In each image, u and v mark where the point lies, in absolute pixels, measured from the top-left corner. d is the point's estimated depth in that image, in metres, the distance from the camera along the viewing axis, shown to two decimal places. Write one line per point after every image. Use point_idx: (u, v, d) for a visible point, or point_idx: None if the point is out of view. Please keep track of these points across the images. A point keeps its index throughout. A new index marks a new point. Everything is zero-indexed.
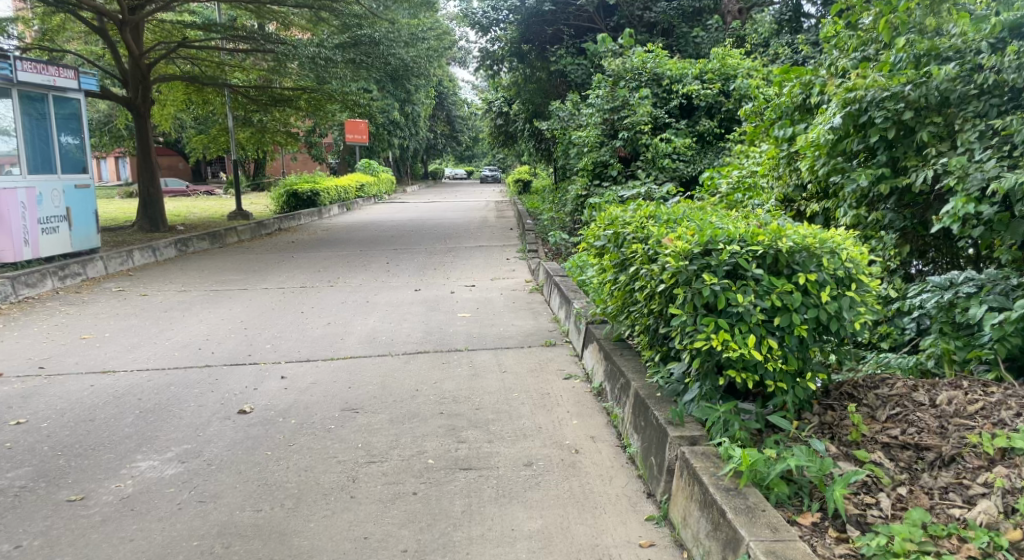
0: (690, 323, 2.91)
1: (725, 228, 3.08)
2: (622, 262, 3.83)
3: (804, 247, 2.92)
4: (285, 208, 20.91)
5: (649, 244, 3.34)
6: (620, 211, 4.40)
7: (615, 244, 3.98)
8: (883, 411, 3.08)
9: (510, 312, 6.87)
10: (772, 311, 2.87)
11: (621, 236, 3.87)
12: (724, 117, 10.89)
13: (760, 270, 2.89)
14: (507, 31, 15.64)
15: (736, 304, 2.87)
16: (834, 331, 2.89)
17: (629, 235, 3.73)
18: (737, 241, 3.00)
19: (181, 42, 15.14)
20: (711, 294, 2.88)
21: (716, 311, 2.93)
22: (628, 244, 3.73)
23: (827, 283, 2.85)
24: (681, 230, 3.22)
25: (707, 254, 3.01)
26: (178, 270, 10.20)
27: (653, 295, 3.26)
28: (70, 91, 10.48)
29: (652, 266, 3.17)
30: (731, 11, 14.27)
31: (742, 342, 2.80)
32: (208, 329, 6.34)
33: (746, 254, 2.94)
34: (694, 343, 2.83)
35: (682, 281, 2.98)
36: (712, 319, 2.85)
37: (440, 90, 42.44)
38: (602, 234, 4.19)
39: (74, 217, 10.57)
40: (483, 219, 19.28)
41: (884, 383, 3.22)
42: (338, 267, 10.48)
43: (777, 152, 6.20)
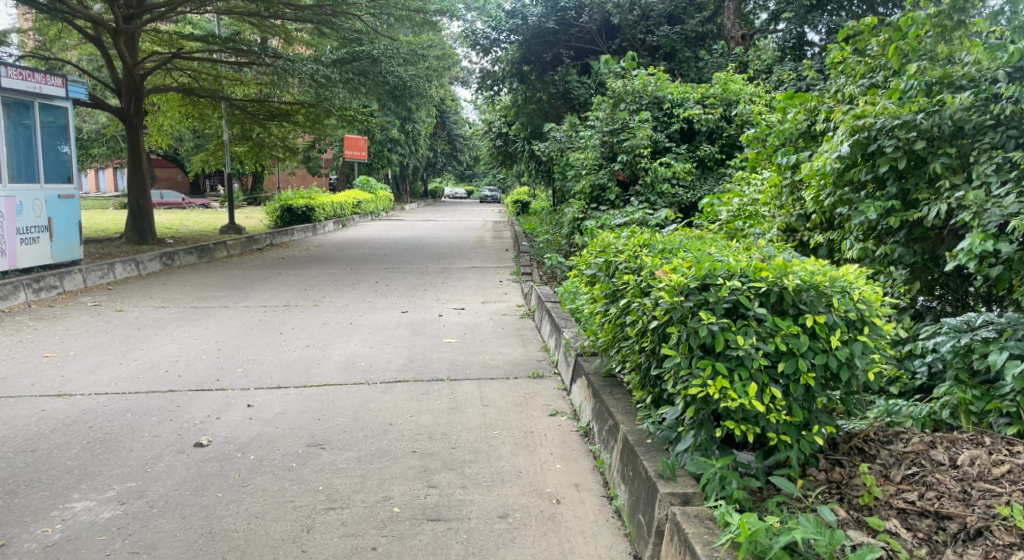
0: (684, 366, 2.66)
1: (725, 261, 2.84)
2: (613, 293, 3.57)
3: (812, 286, 2.67)
4: (279, 223, 20.68)
5: (641, 276, 3.09)
6: (612, 239, 4.14)
7: (606, 274, 3.73)
8: (898, 471, 2.84)
9: (499, 339, 6.57)
10: (777, 356, 2.62)
11: (613, 265, 3.61)
12: (726, 143, 10.67)
13: (763, 310, 2.64)
14: (508, 52, 15.51)
15: (736, 347, 2.62)
16: (844, 380, 2.64)
17: (620, 266, 3.48)
18: (739, 276, 2.76)
19: (177, 53, 14.92)
20: (709, 334, 2.64)
21: (714, 354, 2.68)
22: (620, 274, 3.48)
23: (837, 327, 2.60)
24: (676, 263, 2.98)
25: (705, 291, 2.77)
26: (160, 285, 9.93)
27: (645, 331, 3.01)
28: (57, 99, 10.26)
29: (645, 301, 2.93)
30: (734, 37, 13.97)
31: (743, 389, 2.55)
32: (179, 350, 6.07)
33: (747, 291, 2.69)
34: (689, 390, 2.58)
35: (677, 319, 2.73)
36: (709, 363, 2.60)
37: (442, 110, 42.44)
38: (592, 262, 3.93)
39: (56, 228, 10.30)
40: (479, 239, 19.03)
41: (899, 438, 3.00)
42: (325, 285, 10.20)
43: (779, 181, 5.97)
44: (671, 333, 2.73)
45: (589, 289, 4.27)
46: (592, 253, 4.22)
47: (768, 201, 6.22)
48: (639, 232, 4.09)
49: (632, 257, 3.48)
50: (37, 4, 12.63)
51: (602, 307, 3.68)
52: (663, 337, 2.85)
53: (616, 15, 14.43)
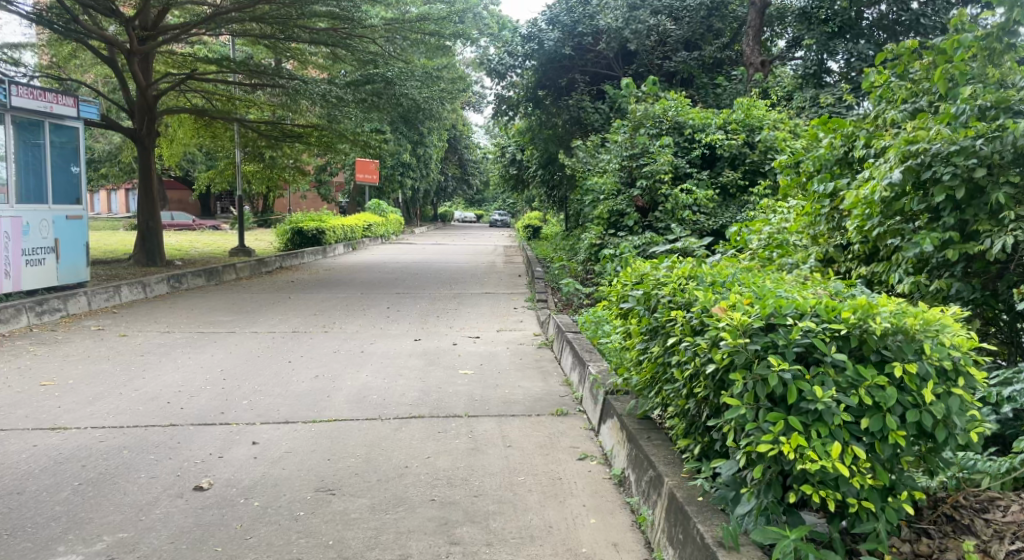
0: (751, 418, 2.50)
1: (792, 299, 2.72)
2: (653, 328, 3.31)
3: (900, 331, 2.52)
4: (289, 246, 20.50)
5: (693, 312, 2.91)
6: (647, 269, 3.88)
7: (644, 306, 3.48)
8: (999, 545, 2.64)
9: (517, 371, 6.25)
10: (858, 410, 2.47)
11: (654, 297, 3.36)
12: (749, 168, 10.42)
13: (843, 355, 2.50)
14: (523, 77, 15.35)
15: (813, 399, 2.46)
16: (939, 439, 2.46)
17: (663, 298, 3.25)
18: (810, 315, 2.63)
19: (191, 74, 14.80)
20: (780, 383, 2.48)
21: (784, 406, 2.53)
22: (659, 307, 3.26)
23: (929, 378, 2.44)
24: (737, 300, 2.83)
25: (771, 332, 2.63)
26: (167, 308, 9.68)
27: (696, 375, 2.83)
28: (68, 119, 10.08)
29: (701, 342, 2.75)
30: (753, 63, 13.58)
31: (821, 445, 2.39)
32: (183, 379, 5.79)
33: (823, 333, 2.56)
34: (759, 446, 2.42)
35: (741, 363, 2.58)
36: (781, 418, 2.44)
37: (454, 134, 42.52)
38: (629, 294, 3.64)
39: (62, 250, 10.08)
40: (490, 264, 18.79)
41: (996, 506, 2.80)
42: (335, 310, 9.93)
43: (816, 207, 5.66)
44: (735, 380, 2.58)
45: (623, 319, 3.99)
46: (627, 284, 3.93)
47: (803, 229, 5.91)
48: (678, 263, 3.81)
49: (675, 288, 3.25)
50: (51, 25, 12.53)
51: (639, 343, 3.44)
52: (722, 383, 2.69)
53: (633, 40, 14.23)
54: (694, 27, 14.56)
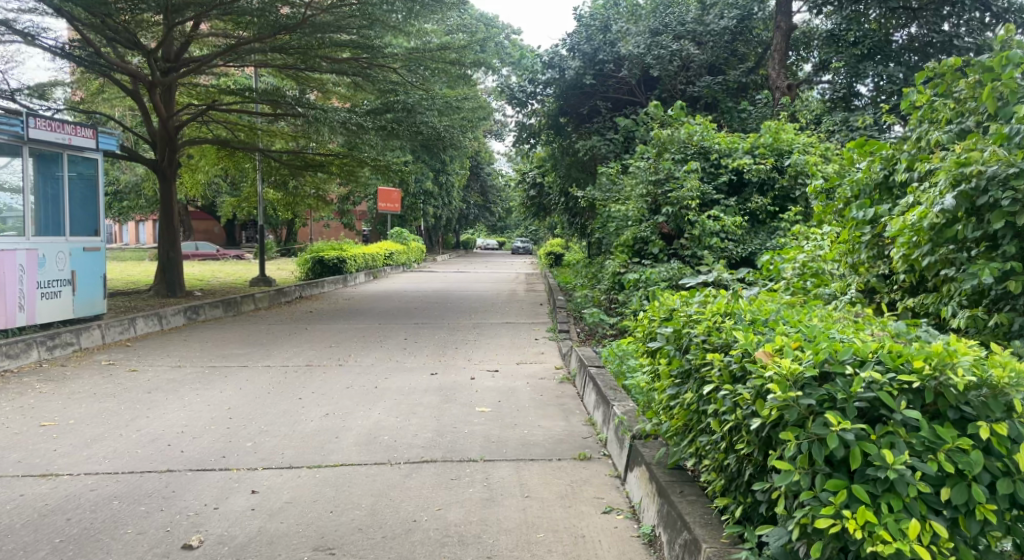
0: (807, 486, 2.36)
1: (850, 344, 2.60)
2: (687, 371, 3.04)
3: (983, 385, 2.41)
4: (310, 275, 20.37)
5: (736, 355, 2.73)
6: (676, 302, 3.64)
7: (673, 346, 3.24)
8: None
9: (537, 409, 5.90)
10: (936, 479, 2.34)
11: (684, 334, 3.14)
12: (778, 194, 10.11)
13: (914, 414, 2.38)
14: (544, 104, 15.26)
15: (880, 465, 2.31)
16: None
17: (695, 336, 3.02)
18: (874, 363, 2.51)
19: (212, 105, 14.79)
20: (841, 445, 2.34)
21: (845, 470, 2.39)
22: (690, 346, 3.06)
23: (1020, 439, 2.35)
24: (786, 344, 2.66)
25: (826, 383, 2.49)
26: (181, 342, 9.49)
27: (739, 428, 2.65)
28: (87, 151, 10.00)
29: (746, 393, 2.59)
30: (779, 87, 13.39)
31: (893, 520, 2.25)
32: (188, 418, 5.55)
33: (890, 386, 2.43)
34: (821, 519, 2.27)
35: (793, 420, 2.43)
36: (843, 487, 2.30)
37: (476, 162, 42.57)
38: (658, 331, 3.36)
39: (79, 282, 9.94)
40: (511, 292, 18.53)
41: None
42: (352, 342, 9.69)
43: (854, 234, 5.35)
44: (787, 441, 2.43)
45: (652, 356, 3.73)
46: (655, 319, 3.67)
47: (841, 257, 5.58)
48: (710, 297, 3.58)
49: (709, 325, 3.03)
50: (75, 58, 12.55)
51: (667, 384, 3.21)
52: (770, 442, 2.53)
53: (655, 66, 13.97)
54: (718, 52, 14.31)
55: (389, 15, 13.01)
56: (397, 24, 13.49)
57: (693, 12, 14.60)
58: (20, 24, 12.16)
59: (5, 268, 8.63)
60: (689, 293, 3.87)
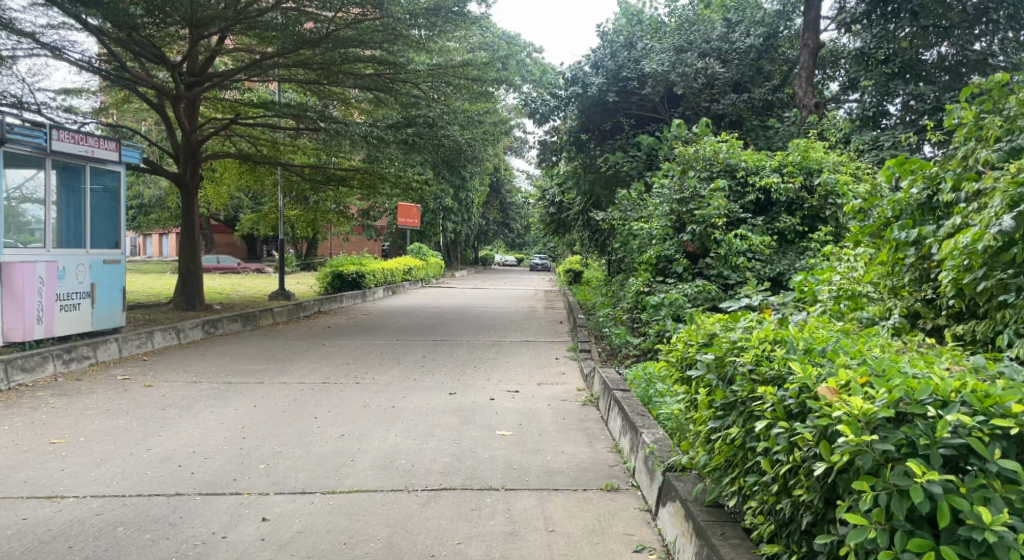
0: (887, 544, 2.23)
1: (930, 379, 2.49)
2: (731, 403, 2.93)
3: None
4: (329, 290, 20.28)
5: (791, 388, 2.65)
6: (716, 328, 3.53)
7: (715, 376, 3.15)
8: None
9: (560, 434, 5.66)
10: None
11: (730, 361, 3.06)
12: (807, 214, 9.86)
13: (1010, 465, 2.26)
14: (568, 120, 15.10)
15: (974, 525, 2.19)
16: None
17: (743, 365, 2.93)
18: (959, 404, 2.40)
19: (235, 119, 14.76)
20: (928, 499, 2.21)
21: (929, 527, 2.27)
22: (736, 376, 2.98)
23: None
24: (849, 378, 2.56)
25: (904, 425, 2.39)
26: (197, 356, 9.33)
27: (801, 470, 2.52)
28: (109, 163, 9.95)
29: (805, 432, 2.49)
30: (807, 105, 13.13)
31: None
32: (200, 437, 5.38)
33: (981, 432, 2.31)
34: None
35: (868, 467, 2.32)
36: (932, 549, 2.18)
37: (496, 179, 42.55)
38: (697, 358, 3.23)
39: (98, 294, 9.85)
40: (530, 309, 18.33)
41: None
42: (370, 359, 9.52)
43: (893, 256, 5.17)
44: (863, 492, 2.30)
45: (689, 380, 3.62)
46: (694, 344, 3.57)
47: (881, 280, 5.41)
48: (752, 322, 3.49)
49: (756, 352, 2.94)
50: (99, 71, 12.55)
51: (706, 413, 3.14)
52: (835, 489, 2.43)
53: (680, 84, 13.73)
54: (744, 70, 14.10)
55: (412, 29, 12.94)
56: (419, 39, 13.40)
57: (719, 29, 14.43)
58: (48, 37, 12.18)
59: (24, 280, 8.53)
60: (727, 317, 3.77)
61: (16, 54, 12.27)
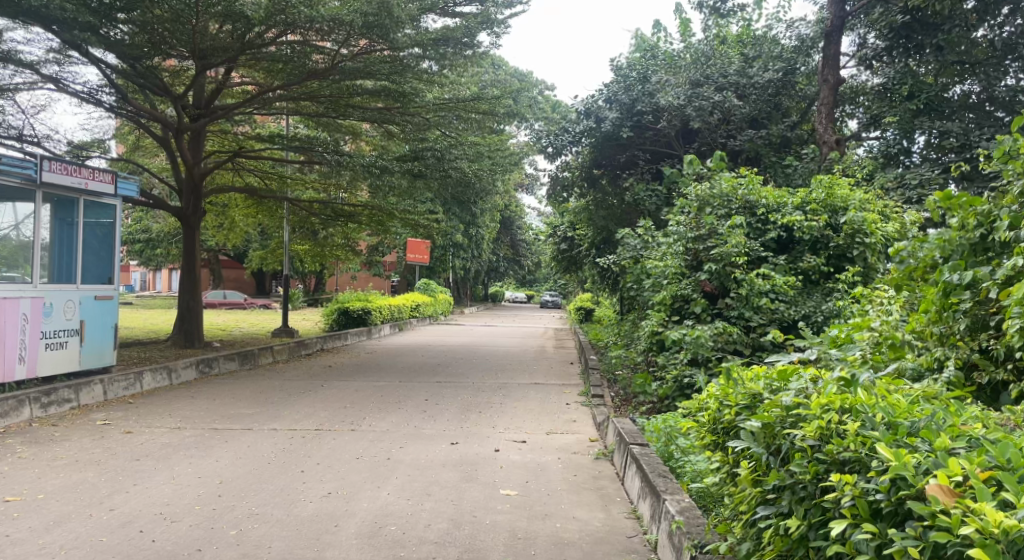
0: None
1: None
2: (791, 486, 2.85)
3: None
4: (334, 326, 19.81)
5: (880, 480, 2.54)
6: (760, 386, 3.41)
7: (765, 449, 3.05)
8: None
9: (571, 494, 5.11)
10: None
11: (789, 433, 2.95)
12: (833, 253, 9.32)
13: None
14: (580, 155, 14.70)
15: None
16: None
17: (808, 440, 2.82)
18: None
19: (239, 151, 14.34)
20: None
21: None
22: (797, 454, 2.87)
23: None
24: (961, 474, 2.45)
25: None
26: (190, 398, 8.87)
27: None
28: (105, 197, 9.57)
29: (908, 544, 2.36)
30: (827, 141, 12.70)
31: None
32: (172, 495, 4.91)
33: None
34: None
35: None
36: None
37: (507, 216, 42.29)
38: (743, 430, 3.13)
39: (88, 332, 9.38)
40: (540, 348, 17.79)
41: None
42: (370, 402, 9.03)
43: (944, 302, 4.72)
44: None
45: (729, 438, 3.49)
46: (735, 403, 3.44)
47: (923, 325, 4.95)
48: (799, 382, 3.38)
49: (821, 427, 2.83)
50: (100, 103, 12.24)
51: (750, 493, 3.05)
52: None
53: (696, 118, 13.28)
54: (761, 105, 13.68)
55: (420, 61, 12.61)
56: (427, 70, 13.03)
57: (736, 64, 14.09)
58: (51, 69, 11.90)
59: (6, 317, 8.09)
60: (767, 370, 3.65)
61: (18, 86, 12.02)
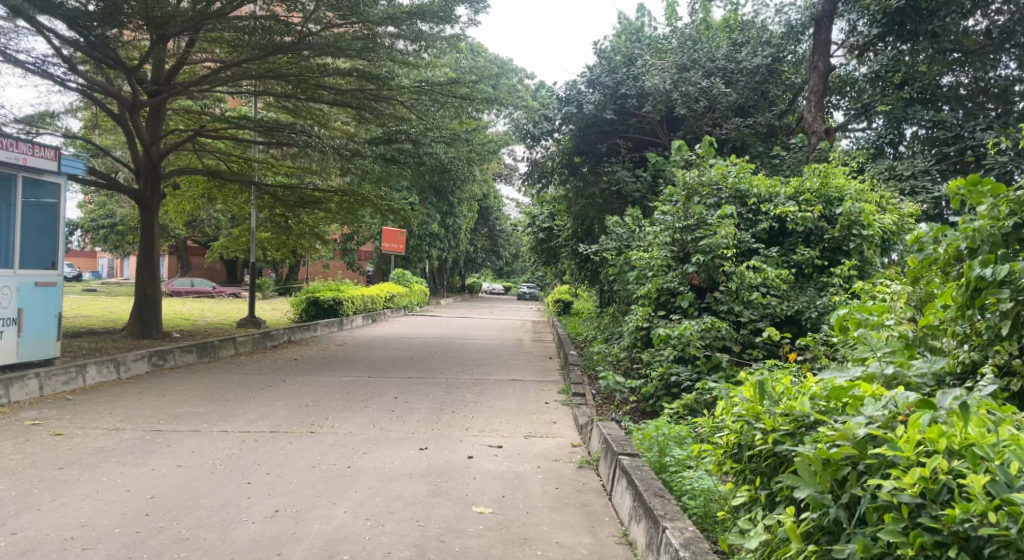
0: None
1: None
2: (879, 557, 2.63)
3: None
4: (303, 316, 19.06)
5: None
6: (805, 411, 3.15)
7: (837, 500, 2.82)
8: None
9: (552, 512, 4.53)
10: None
11: (872, 484, 2.73)
12: (829, 246, 8.76)
13: None
14: (560, 142, 14.07)
15: None
16: None
17: (905, 499, 2.60)
18: None
19: (199, 131, 13.50)
20: None
21: None
22: (887, 513, 2.65)
23: None
24: None
25: None
26: (137, 395, 8.16)
27: None
28: (47, 174, 8.77)
29: None
30: (817, 130, 12.15)
31: None
32: (91, 514, 4.27)
33: None
34: None
35: None
36: None
37: (485, 205, 41.60)
38: (806, 473, 2.88)
39: (27, 321, 8.59)
40: (517, 341, 17.19)
41: None
42: (335, 400, 8.39)
43: (971, 299, 4.12)
44: None
45: (757, 466, 3.22)
46: (774, 429, 3.17)
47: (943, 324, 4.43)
48: (849, 405, 3.14)
49: (924, 481, 2.61)
50: (48, 76, 11.36)
51: (798, 548, 2.83)
52: None
53: (681, 104, 12.70)
54: (748, 92, 13.05)
55: (390, 38, 11.93)
56: (399, 49, 12.33)
57: (723, 48, 13.49)
58: None
59: None
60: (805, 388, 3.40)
61: None
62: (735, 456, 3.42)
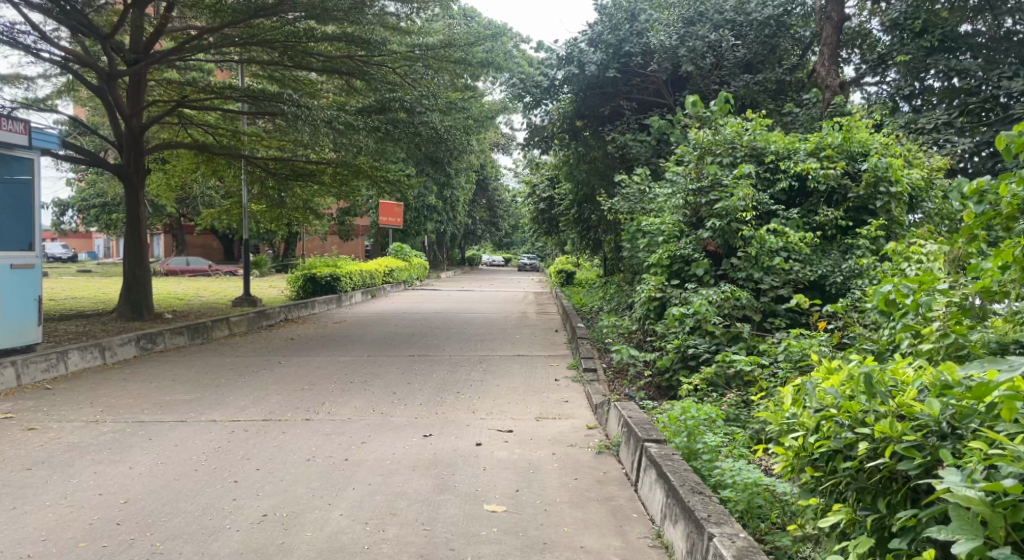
0: None
1: None
2: None
3: None
4: (300, 294, 18.56)
5: None
6: (929, 414, 2.80)
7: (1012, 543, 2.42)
8: None
9: (571, 508, 4.05)
10: None
11: None
12: (854, 205, 8.18)
13: None
14: (562, 105, 13.39)
15: None
16: None
17: None
18: None
19: (180, 101, 12.84)
20: None
21: None
22: None
23: None
24: None
25: None
26: (121, 382, 7.67)
27: None
28: (19, 149, 8.17)
29: None
30: (831, 85, 11.49)
31: None
32: (55, 524, 3.82)
33: None
34: None
35: None
36: None
37: (482, 176, 40.82)
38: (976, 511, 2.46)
39: (3, 306, 8.05)
40: (521, 314, 16.68)
41: None
42: (332, 382, 7.92)
43: None
44: None
45: (863, 484, 2.92)
46: (888, 435, 2.84)
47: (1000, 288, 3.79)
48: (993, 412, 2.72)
49: None
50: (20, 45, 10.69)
51: None
52: None
53: (688, 60, 12.00)
54: (757, 47, 12.40)
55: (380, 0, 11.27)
56: (390, 12, 11.66)
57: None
58: None
59: None
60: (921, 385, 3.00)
61: None
62: (815, 464, 3.14)
